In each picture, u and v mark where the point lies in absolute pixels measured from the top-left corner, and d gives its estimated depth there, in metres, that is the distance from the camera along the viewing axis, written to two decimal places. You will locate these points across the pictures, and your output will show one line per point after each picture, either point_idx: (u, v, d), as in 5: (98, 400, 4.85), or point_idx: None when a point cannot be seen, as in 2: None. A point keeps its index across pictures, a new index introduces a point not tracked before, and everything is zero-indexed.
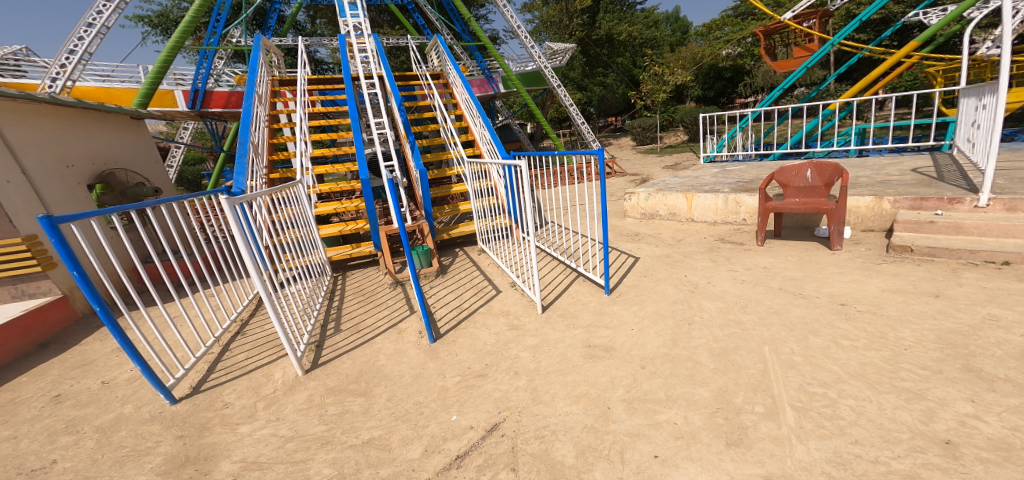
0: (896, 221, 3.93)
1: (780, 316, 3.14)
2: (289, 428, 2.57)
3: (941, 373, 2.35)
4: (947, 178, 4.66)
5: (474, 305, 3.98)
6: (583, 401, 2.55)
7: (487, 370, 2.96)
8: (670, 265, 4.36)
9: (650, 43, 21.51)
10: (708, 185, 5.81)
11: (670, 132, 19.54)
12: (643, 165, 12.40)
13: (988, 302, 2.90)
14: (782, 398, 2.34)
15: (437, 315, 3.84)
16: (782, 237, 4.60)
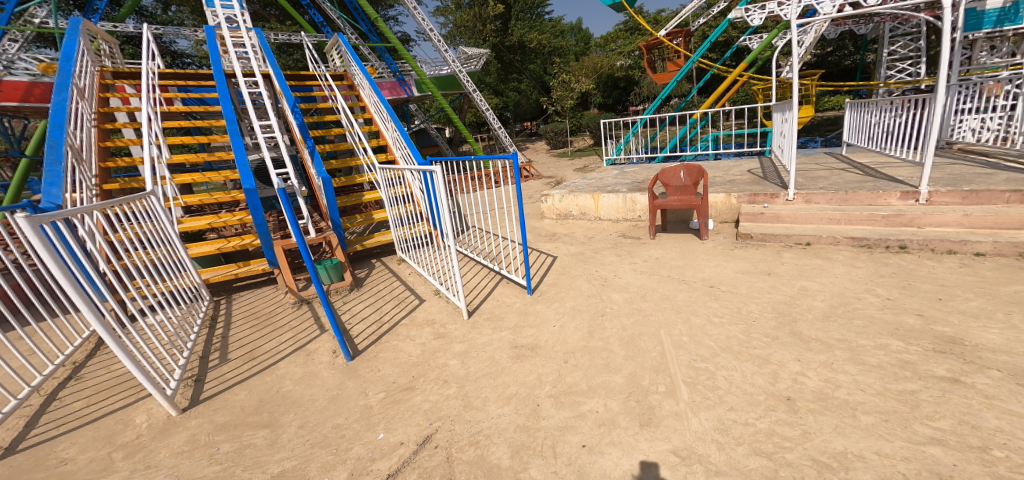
0: (741, 214, 4.63)
1: (671, 302, 3.50)
2: (168, 475, 2.24)
3: (778, 339, 2.81)
4: (767, 177, 5.58)
5: (395, 317, 3.82)
6: (514, 401, 2.59)
7: (415, 382, 2.86)
8: (583, 261, 4.62)
9: (560, 51, 22.54)
10: (610, 185, 6.28)
11: (580, 136, 20.69)
12: (556, 168, 12.95)
13: (808, 275, 3.54)
14: (678, 376, 2.62)
15: (354, 332, 3.61)
16: (668, 230, 5.12)
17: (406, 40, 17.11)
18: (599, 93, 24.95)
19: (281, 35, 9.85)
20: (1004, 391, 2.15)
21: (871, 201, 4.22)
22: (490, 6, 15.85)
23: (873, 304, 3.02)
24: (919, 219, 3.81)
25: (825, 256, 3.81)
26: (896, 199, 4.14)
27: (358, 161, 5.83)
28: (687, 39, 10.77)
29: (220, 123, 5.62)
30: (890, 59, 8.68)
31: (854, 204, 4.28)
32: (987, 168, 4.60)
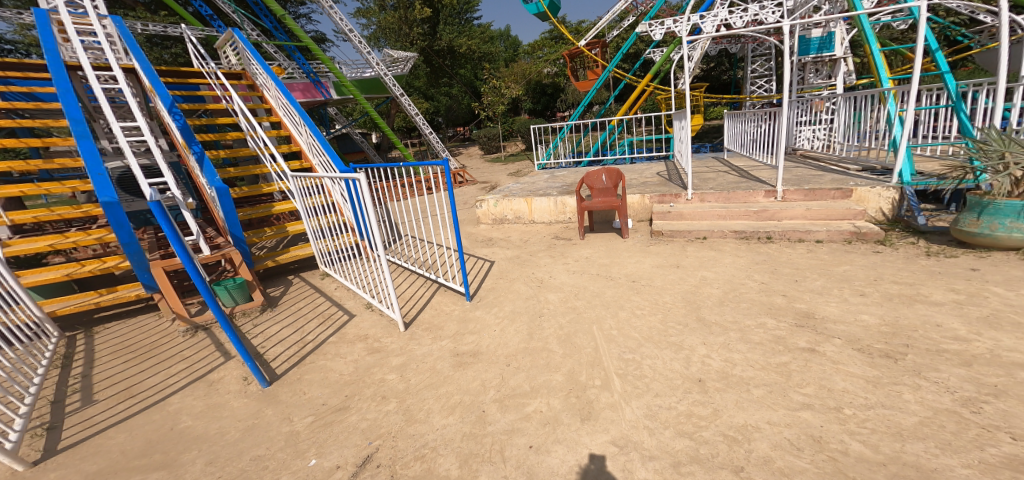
0: (654, 213, 4.96)
1: (600, 298, 3.69)
2: None
3: (688, 327, 3.11)
4: (671, 179, 6.06)
5: (320, 336, 3.56)
6: (459, 410, 2.54)
7: (348, 402, 2.70)
8: (519, 264, 4.68)
9: (488, 57, 22.77)
10: (542, 190, 6.44)
11: (512, 141, 20.99)
12: (490, 173, 12.97)
13: (709, 265, 3.91)
14: (611, 370, 2.77)
15: (270, 357, 3.31)
16: (596, 230, 5.35)
17: (321, 40, 16.06)
18: (528, 99, 25.52)
19: (153, 25, 8.43)
20: (850, 356, 2.55)
21: (746, 200, 4.79)
22: (417, 9, 15.59)
23: (753, 287, 3.46)
24: (781, 214, 4.43)
25: (713, 247, 4.24)
26: (761, 197, 4.74)
27: (264, 169, 5.37)
28: (603, 49, 11.41)
29: (62, 122, 4.80)
30: (751, 77, 9.75)
31: (734, 202, 4.83)
32: (819, 171, 5.35)
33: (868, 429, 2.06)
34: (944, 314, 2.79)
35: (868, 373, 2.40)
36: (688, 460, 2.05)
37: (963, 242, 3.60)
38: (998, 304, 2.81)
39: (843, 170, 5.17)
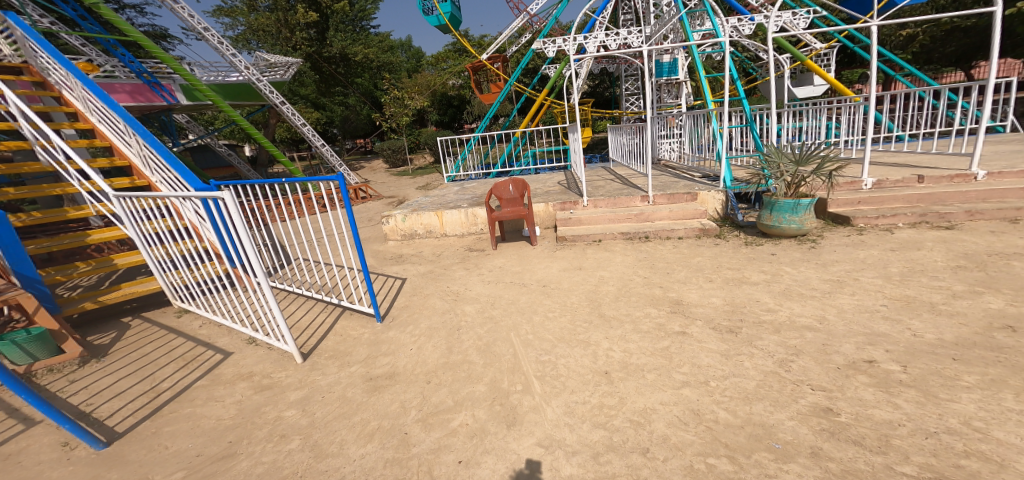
0: (557, 220, 5.24)
1: (515, 305, 3.81)
2: None
3: (593, 324, 3.37)
4: (569, 188, 6.46)
5: (180, 382, 3.13)
6: (378, 436, 2.43)
7: (247, 448, 2.42)
8: (434, 279, 4.62)
9: (389, 67, 22.15)
10: (452, 202, 6.44)
11: (421, 154, 20.68)
12: (398, 187, 12.60)
13: (608, 265, 4.24)
14: (531, 374, 2.88)
15: (105, 414, 2.81)
16: (506, 240, 5.49)
17: (160, 36, 13.29)
18: (435, 110, 25.34)
19: None
20: (707, 333, 3.08)
21: (632, 204, 5.31)
22: (299, 13, 14.65)
23: (639, 282, 3.84)
24: (654, 215, 4.98)
25: (607, 248, 4.61)
26: (641, 202, 5.30)
27: (68, 188, 4.46)
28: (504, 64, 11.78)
29: None
30: (624, 95, 10.62)
31: (620, 207, 5.33)
32: (678, 178, 6.05)
33: (732, 397, 2.46)
34: (760, 291, 3.48)
35: (720, 347, 2.91)
36: (605, 449, 2.21)
37: (765, 234, 4.38)
38: (789, 280, 3.58)
39: (690, 178, 5.92)
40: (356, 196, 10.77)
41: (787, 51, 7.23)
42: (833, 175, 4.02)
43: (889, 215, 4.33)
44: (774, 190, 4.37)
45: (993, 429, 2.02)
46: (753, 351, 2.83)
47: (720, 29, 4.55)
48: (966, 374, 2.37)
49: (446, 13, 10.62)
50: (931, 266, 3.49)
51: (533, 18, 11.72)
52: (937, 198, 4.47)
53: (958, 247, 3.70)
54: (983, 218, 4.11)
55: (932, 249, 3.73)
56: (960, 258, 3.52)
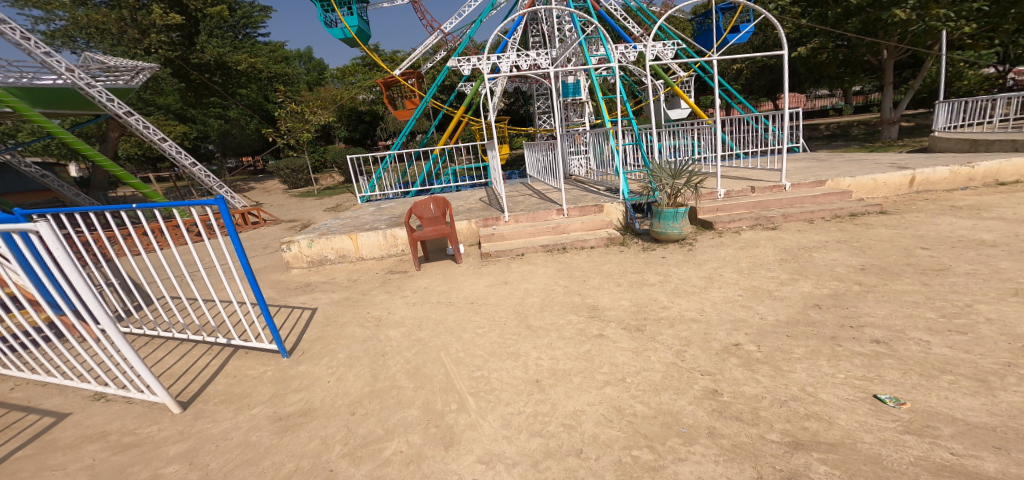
0: (481, 237, 5.33)
1: (443, 325, 3.81)
2: None
3: (522, 336, 3.53)
4: (491, 204, 6.61)
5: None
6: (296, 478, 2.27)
7: None
8: (350, 305, 4.42)
9: (285, 78, 19.95)
10: (368, 224, 6.18)
11: (325, 172, 18.97)
12: (301, 210, 11.54)
13: (531, 277, 4.45)
14: (464, 391, 2.92)
15: None
16: (431, 259, 5.41)
17: None
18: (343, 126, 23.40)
19: None
20: (620, 333, 3.44)
21: (549, 218, 5.64)
22: (160, 14, 12.26)
23: (560, 291, 4.12)
24: (569, 227, 5.37)
25: (530, 261, 4.82)
26: (559, 215, 5.67)
27: None
28: (419, 80, 11.53)
29: None
30: (538, 113, 11.19)
31: (539, 220, 5.64)
32: (589, 191, 6.47)
33: (645, 390, 2.80)
34: (657, 290, 3.98)
35: (631, 345, 3.29)
36: (543, 456, 2.33)
37: (657, 239, 4.98)
38: (677, 279, 4.15)
39: (597, 191, 6.38)
40: (247, 220, 9.50)
41: (662, 79, 8.48)
42: (697, 188, 4.69)
43: (735, 219, 5.28)
44: (658, 200, 4.96)
45: (820, 391, 2.61)
46: (657, 346, 3.25)
47: (611, 54, 4.95)
48: (798, 348, 3.05)
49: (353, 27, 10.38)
50: (765, 260, 4.38)
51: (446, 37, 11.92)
52: (763, 205, 5.56)
53: (781, 243, 4.71)
54: (793, 219, 5.25)
55: (765, 246, 4.67)
56: (782, 252, 4.50)
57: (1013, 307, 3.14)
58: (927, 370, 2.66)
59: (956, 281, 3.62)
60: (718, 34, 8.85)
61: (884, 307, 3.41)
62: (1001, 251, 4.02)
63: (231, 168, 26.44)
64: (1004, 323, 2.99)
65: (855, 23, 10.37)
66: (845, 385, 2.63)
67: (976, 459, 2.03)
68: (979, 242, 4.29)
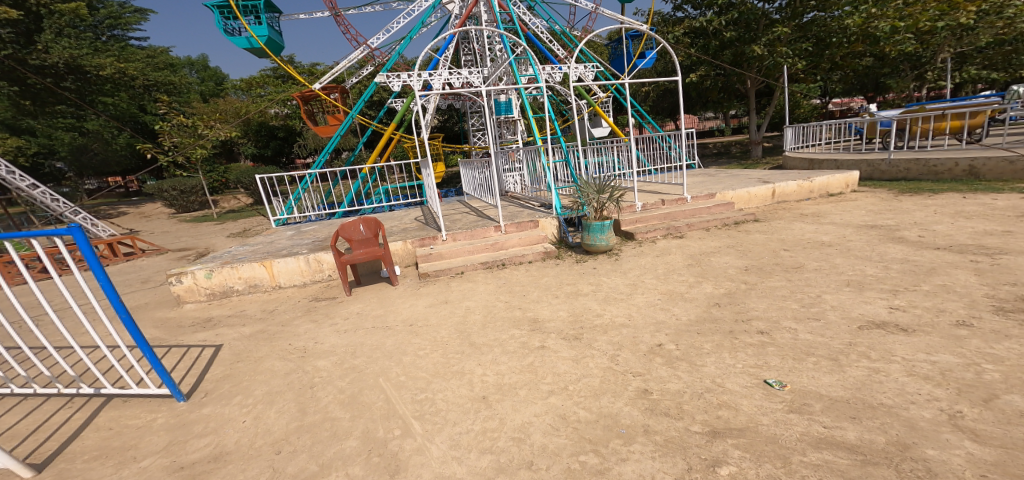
0: (416, 257, 5.37)
1: (381, 350, 3.66)
2: None
3: (465, 354, 3.51)
4: (428, 223, 6.70)
5: None
6: None
7: None
8: (267, 339, 4.07)
9: (172, 88, 18.03)
10: (285, 249, 5.97)
11: (226, 193, 16.70)
12: (196, 237, 10.27)
13: (472, 295, 4.53)
14: (408, 415, 2.82)
15: None
16: (363, 283, 5.35)
17: None
18: (251, 142, 20.62)
19: None
20: (560, 343, 3.58)
21: (484, 235, 5.83)
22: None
23: (501, 306, 4.22)
24: (507, 243, 5.57)
25: (470, 279, 4.91)
26: (496, 231, 5.87)
27: None
28: (342, 93, 11.91)
29: None
30: (472, 130, 11.34)
31: (477, 238, 5.80)
32: (526, 207, 6.71)
33: (586, 396, 2.91)
34: (590, 300, 4.25)
35: (571, 354, 3.43)
36: (495, 472, 2.32)
37: (588, 252, 5.35)
38: (608, 288, 4.48)
39: (531, 207, 6.68)
40: (117, 251, 8.42)
41: (585, 98, 9.47)
42: (619, 201, 5.14)
43: (651, 229, 5.87)
44: (587, 213, 5.35)
45: (726, 382, 2.90)
46: (594, 352, 3.42)
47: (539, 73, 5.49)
48: (706, 343, 3.41)
49: (261, 37, 10.40)
50: (676, 266, 4.91)
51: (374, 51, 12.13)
52: (672, 216, 6.23)
53: (689, 250, 5.33)
54: (695, 228, 5.99)
55: (675, 254, 5.24)
56: (689, 258, 5.08)
57: (849, 295, 3.87)
58: (797, 354, 3.10)
59: (809, 276, 4.40)
60: (629, 59, 9.85)
61: (765, 302, 3.99)
62: (835, 250, 5.00)
63: (95, 191, 22.14)
64: (843, 309, 3.66)
65: (726, 55, 12.36)
66: (743, 374, 2.97)
67: (841, 430, 2.35)
68: (821, 243, 5.30)
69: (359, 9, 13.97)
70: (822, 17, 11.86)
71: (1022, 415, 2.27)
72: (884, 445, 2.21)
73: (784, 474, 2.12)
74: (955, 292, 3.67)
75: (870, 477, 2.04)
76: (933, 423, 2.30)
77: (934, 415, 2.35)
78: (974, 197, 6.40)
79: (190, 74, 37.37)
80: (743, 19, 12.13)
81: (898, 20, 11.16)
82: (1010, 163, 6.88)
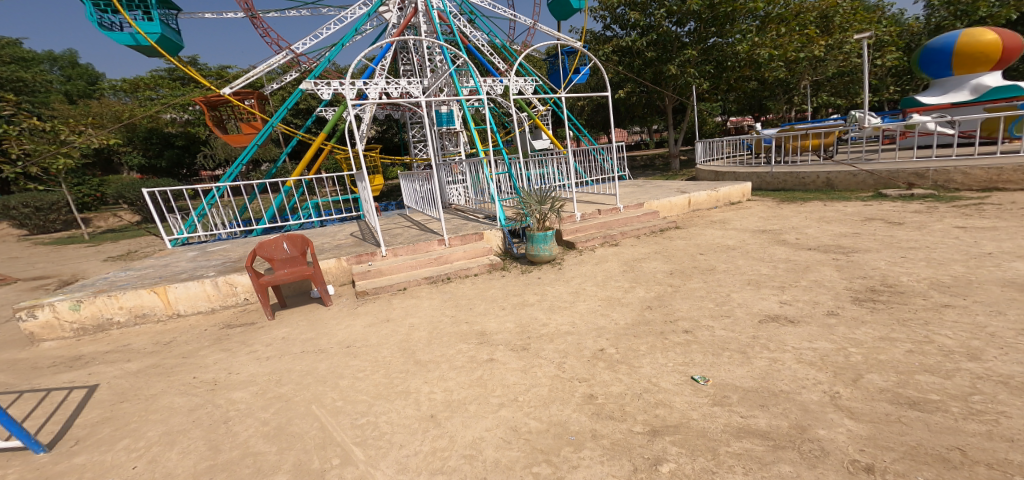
0: (354, 274, 5.15)
1: (312, 374, 3.36)
2: None
3: (410, 372, 3.32)
4: (366, 238, 6.49)
5: None
6: None
7: None
8: (163, 374, 3.53)
9: (21, 85, 15.10)
10: (184, 272, 5.24)
11: (103, 211, 14.30)
12: (61, 262, 8.63)
13: (415, 312, 4.38)
14: (346, 442, 2.58)
15: None
16: (288, 306, 4.93)
17: None
18: (138, 150, 17.64)
19: None
20: (508, 355, 3.51)
21: (427, 249, 5.73)
22: None
23: (447, 321, 4.12)
24: (451, 257, 5.51)
25: (413, 295, 4.79)
26: (439, 245, 5.80)
27: None
28: (258, 101, 10.98)
29: None
30: (413, 142, 11.02)
31: (420, 252, 5.69)
32: (472, 220, 6.70)
33: (536, 406, 2.83)
34: (536, 310, 4.29)
35: (519, 364, 3.35)
36: None
37: (533, 262, 5.48)
38: (552, 297, 4.56)
39: (476, 219, 6.74)
40: None
41: (526, 112, 9.96)
42: (560, 211, 5.35)
43: (589, 238, 6.13)
44: (530, 224, 5.52)
45: (660, 381, 2.97)
46: (541, 361, 3.37)
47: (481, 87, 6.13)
48: (641, 345, 3.49)
49: (150, 35, 9.10)
50: (613, 273, 5.14)
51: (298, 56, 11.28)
52: (608, 225, 6.56)
53: (624, 257, 5.63)
54: (628, 236, 6.38)
55: (611, 261, 5.50)
56: (624, 265, 5.35)
57: (749, 293, 4.23)
58: (715, 349, 3.28)
59: (720, 276, 4.79)
60: (565, 74, 10.39)
61: (687, 302, 4.23)
62: (738, 253, 5.53)
63: None
64: (746, 305, 3.98)
65: (648, 74, 13.46)
66: (673, 372, 3.06)
67: (754, 417, 2.50)
68: (727, 247, 5.86)
69: (281, 12, 13.05)
70: (721, 43, 13.04)
71: (882, 390, 2.55)
72: (787, 428, 2.36)
73: (713, 466, 2.18)
74: (823, 285, 4.18)
75: (780, 460, 2.16)
76: (822, 405, 2.51)
77: (821, 397, 2.57)
78: (835, 205, 7.51)
79: (51, 70, 30.94)
80: (660, 41, 13.15)
81: (772, 49, 12.70)
82: (855, 175, 8.20)
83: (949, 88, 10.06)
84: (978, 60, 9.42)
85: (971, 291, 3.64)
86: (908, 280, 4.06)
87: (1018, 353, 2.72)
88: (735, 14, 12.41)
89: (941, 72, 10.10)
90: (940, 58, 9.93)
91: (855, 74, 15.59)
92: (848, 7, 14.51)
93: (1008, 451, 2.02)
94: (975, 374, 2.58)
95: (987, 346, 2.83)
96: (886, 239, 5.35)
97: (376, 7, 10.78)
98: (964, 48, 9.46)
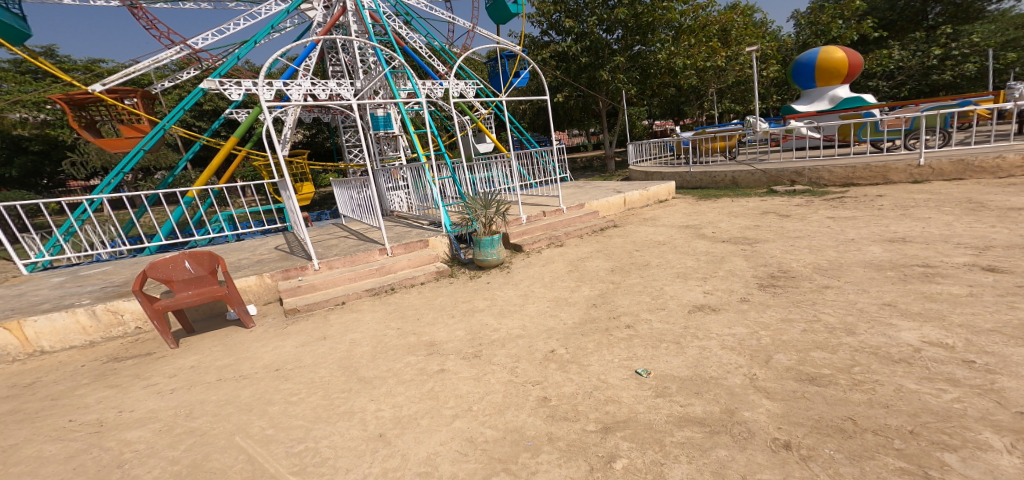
0: (281, 291, 4.70)
1: (232, 404, 2.98)
2: None
3: (353, 391, 3.06)
4: (294, 251, 6.00)
5: None
6: None
7: None
8: (28, 419, 2.94)
9: None
10: (50, 302, 4.45)
11: None
12: None
13: (356, 327, 4.09)
14: (279, 473, 2.31)
15: None
16: (196, 331, 4.38)
17: None
18: None
19: None
20: (459, 364, 3.35)
21: (367, 258, 5.42)
22: None
23: (393, 335, 3.90)
24: (394, 266, 5.26)
25: (353, 309, 4.49)
26: (380, 255, 5.50)
27: None
28: (144, 99, 9.64)
29: None
30: (346, 146, 10.47)
31: (358, 263, 5.35)
32: (415, 227, 6.48)
33: (491, 414, 2.70)
34: (486, 315, 4.20)
35: (471, 373, 3.21)
36: None
37: (481, 267, 5.45)
38: (501, 301, 4.51)
39: (421, 226, 6.56)
40: None
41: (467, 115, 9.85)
42: (505, 215, 5.35)
43: (535, 240, 6.20)
44: (476, 229, 5.47)
45: (608, 377, 2.96)
46: (494, 368, 3.25)
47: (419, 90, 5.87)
48: (589, 343, 3.48)
49: None
50: (559, 273, 5.18)
51: (197, 53, 10.08)
52: (552, 227, 6.66)
53: (568, 257, 5.74)
54: (573, 236, 6.53)
55: (556, 262, 5.56)
56: (569, 265, 5.43)
57: (679, 285, 4.47)
58: (655, 342, 3.36)
59: (653, 271, 5.02)
60: (505, 77, 10.48)
61: (627, 298, 4.35)
62: (668, 247, 5.86)
63: None
64: (677, 297, 4.17)
65: (583, 78, 13.92)
66: (619, 367, 3.07)
67: (691, 405, 2.55)
68: (657, 242, 6.18)
69: (173, 4, 11.61)
70: (644, 51, 13.77)
71: (788, 368, 2.74)
72: (718, 413, 2.44)
73: (661, 457, 2.18)
74: (735, 274, 4.53)
75: (717, 445, 2.20)
76: (743, 387, 2.63)
77: (742, 380, 2.70)
78: (738, 201, 8.24)
79: None
80: (592, 48, 13.74)
81: (686, 59, 13.60)
82: (752, 174, 9.09)
83: (814, 97, 11.54)
84: (832, 74, 11.01)
85: (843, 273, 4.15)
86: (797, 265, 4.53)
87: (882, 325, 3.09)
88: (656, 23, 13.16)
89: (807, 84, 11.52)
90: (806, 72, 11.34)
91: (748, 84, 17.13)
92: (741, 22, 16.08)
93: (887, 417, 2.21)
94: (854, 347, 2.87)
95: (859, 321, 3.19)
96: (779, 229, 5.97)
97: (296, 5, 10.00)
98: (824, 63, 10.95)
